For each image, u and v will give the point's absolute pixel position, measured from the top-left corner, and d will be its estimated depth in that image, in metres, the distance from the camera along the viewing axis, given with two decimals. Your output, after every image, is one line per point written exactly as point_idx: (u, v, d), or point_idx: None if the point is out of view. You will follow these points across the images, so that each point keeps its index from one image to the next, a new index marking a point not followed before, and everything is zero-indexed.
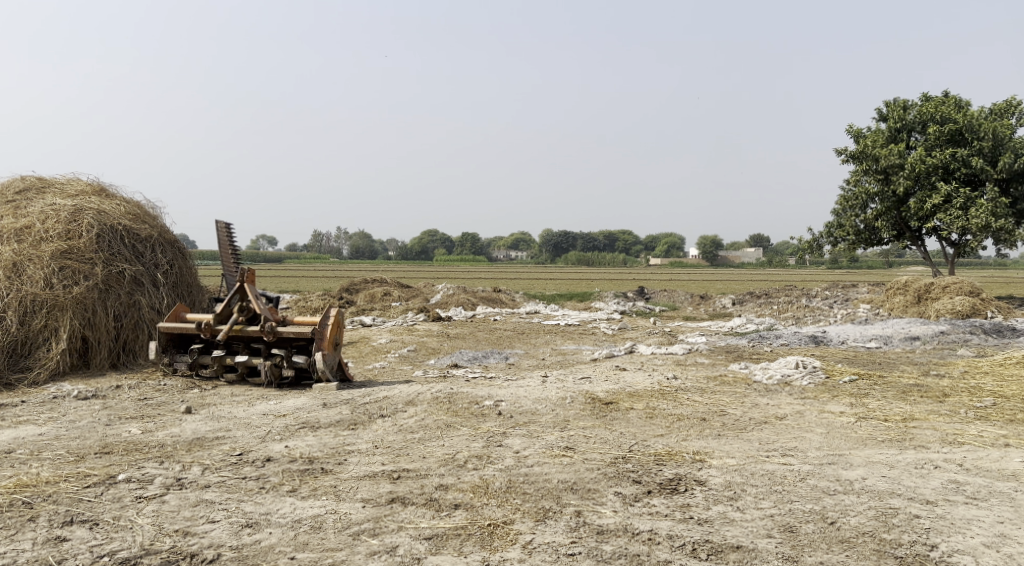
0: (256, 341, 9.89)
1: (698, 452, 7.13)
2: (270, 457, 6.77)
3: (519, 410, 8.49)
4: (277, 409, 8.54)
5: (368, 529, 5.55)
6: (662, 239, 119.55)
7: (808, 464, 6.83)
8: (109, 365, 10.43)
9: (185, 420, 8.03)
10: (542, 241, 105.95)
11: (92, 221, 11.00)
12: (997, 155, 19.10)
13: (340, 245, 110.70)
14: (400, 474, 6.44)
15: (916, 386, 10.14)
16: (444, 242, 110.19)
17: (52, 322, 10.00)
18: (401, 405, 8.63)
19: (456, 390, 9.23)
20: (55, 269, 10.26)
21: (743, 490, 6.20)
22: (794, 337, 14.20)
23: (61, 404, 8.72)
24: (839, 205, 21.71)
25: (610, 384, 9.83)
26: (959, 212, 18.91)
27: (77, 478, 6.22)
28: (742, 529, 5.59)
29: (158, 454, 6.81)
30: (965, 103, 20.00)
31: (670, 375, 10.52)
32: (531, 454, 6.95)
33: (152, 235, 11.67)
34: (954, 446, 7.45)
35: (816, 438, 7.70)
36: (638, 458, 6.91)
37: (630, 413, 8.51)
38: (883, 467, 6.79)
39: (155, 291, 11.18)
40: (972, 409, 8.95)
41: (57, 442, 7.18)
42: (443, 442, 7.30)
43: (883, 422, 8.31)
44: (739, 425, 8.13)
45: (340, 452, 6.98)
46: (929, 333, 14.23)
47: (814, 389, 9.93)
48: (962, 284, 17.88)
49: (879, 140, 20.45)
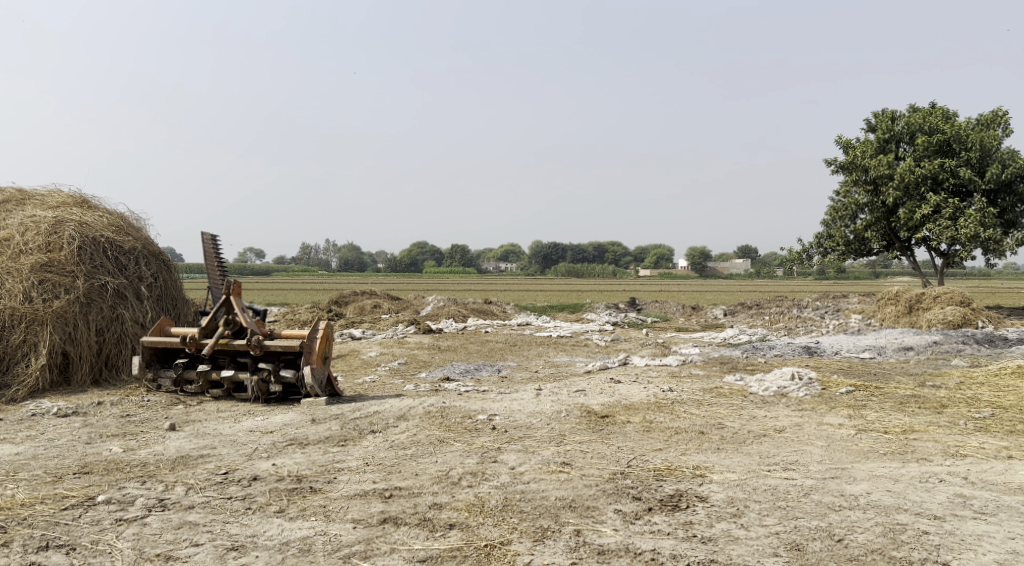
0: (243, 356, 9.66)
1: (698, 466, 6.94)
2: (257, 476, 6.54)
3: (513, 424, 8.28)
4: (264, 425, 8.31)
5: (358, 551, 5.34)
6: (650, 250, 119.82)
7: (811, 478, 6.65)
8: (91, 381, 10.19)
9: (169, 438, 7.79)
10: (532, 253, 105.87)
11: (74, 233, 10.76)
12: (985, 165, 19.06)
13: (328, 257, 110.19)
14: (392, 493, 6.23)
15: (913, 397, 9.98)
16: (434, 255, 110.24)
17: (31, 337, 9.78)
18: (392, 420, 8.42)
19: (448, 404, 9.02)
20: (35, 283, 10.03)
21: (746, 506, 6.01)
22: (787, 347, 14.07)
23: (40, 422, 8.47)
24: (829, 215, 21.60)
25: (605, 397, 9.64)
26: (948, 221, 18.82)
27: (54, 501, 5.98)
28: (748, 548, 5.41)
29: (139, 474, 6.57)
30: (952, 114, 19.97)
31: (666, 388, 10.32)
32: (527, 470, 6.74)
33: (136, 247, 11.41)
34: (957, 458, 7.29)
35: (816, 451, 7.52)
36: (637, 473, 6.71)
37: (627, 426, 8.33)
38: (887, 481, 6.62)
39: (138, 304, 10.93)
40: (972, 420, 8.79)
41: (35, 462, 6.95)
42: (436, 458, 7.09)
43: (883, 434, 8.14)
44: (737, 438, 7.94)
45: (329, 470, 6.75)
46: (923, 343, 14.08)
47: (811, 401, 9.76)
48: (953, 294, 17.73)
49: (868, 151, 20.34)
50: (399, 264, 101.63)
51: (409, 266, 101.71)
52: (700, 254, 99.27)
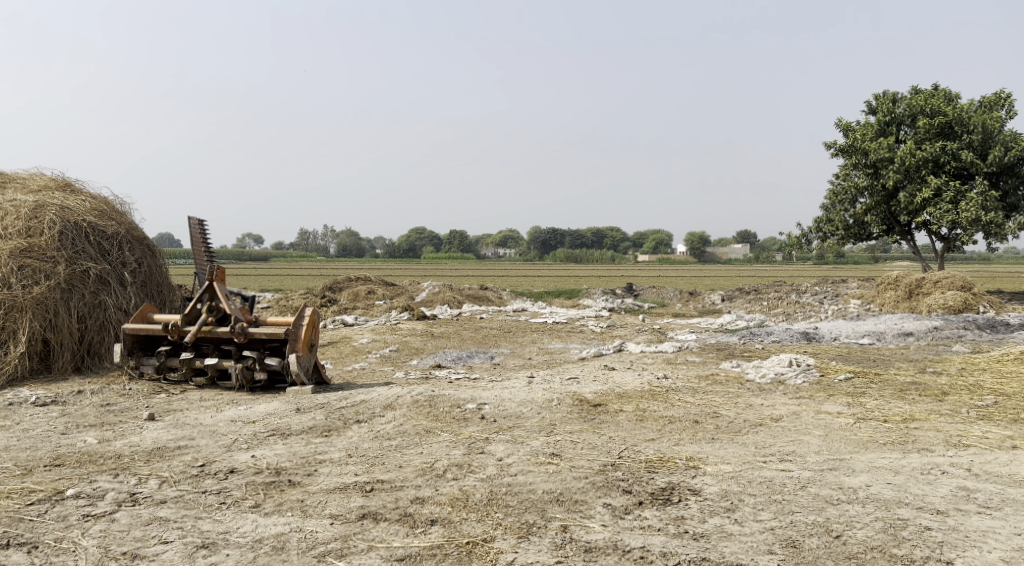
0: (227, 343, 9.42)
1: (691, 458, 6.70)
2: (234, 469, 6.31)
3: (503, 414, 8.04)
4: (247, 415, 8.07)
5: (334, 549, 5.11)
6: (649, 235, 119.61)
7: (808, 470, 6.42)
8: (72, 368, 9.96)
9: (147, 428, 7.56)
10: (531, 239, 105.68)
11: (54, 217, 10.48)
12: (987, 148, 18.73)
13: (326, 242, 109.38)
14: (374, 486, 5.99)
15: (913, 384, 9.76)
16: (432, 240, 109.99)
17: (10, 324, 9.54)
18: (379, 410, 8.18)
19: (436, 392, 8.78)
20: (14, 269, 9.77)
21: (740, 500, 5.79)
22: (785, 332, 13.83)
23: (17, 412, 8.23)
24: (828, 199, 21.32)
25: (598, 385, 9.41)
26: (949, 205, 18.55)
27: (21, 495, 5.76)
28: (742, 545, 5.18)
29: (112, 466, 6.34)
30: (955, 96, 19.66)
31: (661, 375, 10.10)
32: (514, 462, 6.51)
33: (120, 232, 11.15)
34: (960, 449, 7.06)
35: (815, 441, 7.29)
36: (628, 465, 6.49)
37: (620, 415, 8.10)
38: (887, 472, 6.39)
39: (122, 291, 10.68)
40: (974, 409, 8.55)
41: (6, 454, 6.72)
42: (421, 449, 6.85)
43: (883, 423, 7.92)
44: (733, 427, 7.71)
45: (310, 462, 6.52)
46: (923, 328, 13.85)
47: (809, 388, 9.53)
48: (954, 279, 17.49)
49: (869, 134, 20.01)
50: (396, 249, 101.41)
51: (407, 252, 101.82)
52: (699, 238, 99.00)
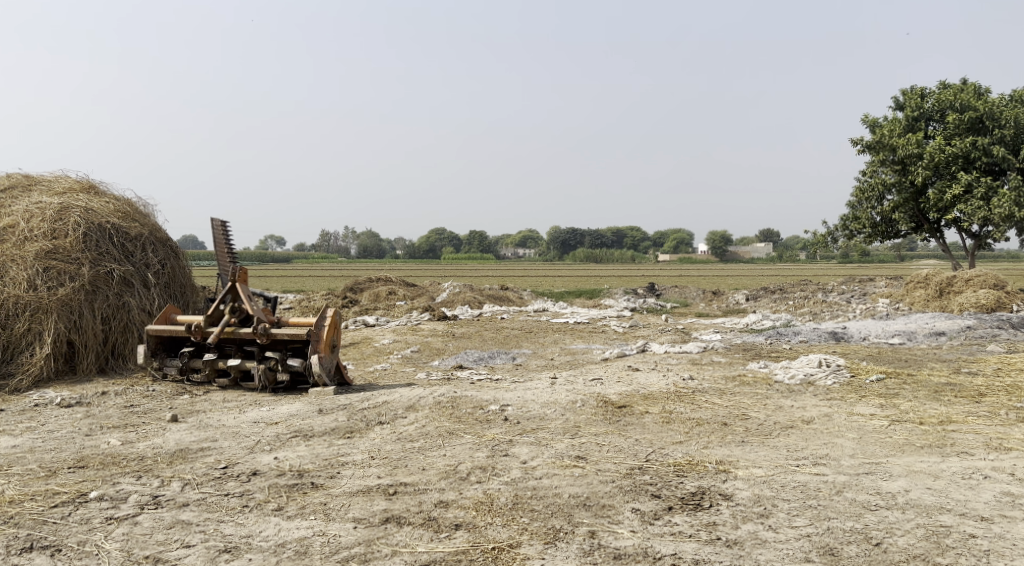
0: (250, 344, 9.37)
1: (721, 461, 6.55)
2: (257, 471, 6.23)
3: (526, 416, 7.91)
4: (269, 416, 7.99)
5: (358, 554, 5.02)
6: (671, 235, 119.02)
7: (843, 474, 6.25)
8: (97, 369, 9.94)
9: (170, 430, 7.50)
10: (551, 238, 105.39)
11: (79, 219, 10.49)
12: (1019, 143, 18.36)
13: (347, 243, 109.63)
14: (397, 490, 5.89)
15: (948, 385, 9.54)
16: (452, 240, 109.92)
17: (36, 326, 9.54)
18: (402, 411, 8.08)
19: (459, 393, 8.66)
20: (40, 270, 9.77)
21: (774, 505, 5.63)
22: (813, 332, 13.59)
23: (41, 413, 8.21)
24: (855, 196, 21.01)
25: (623, 386, 9.26)
26: (980, 202, 18.19)
27: (45, 497, 5.71)
28: (778, 553, 5.03)
29: (135, 469, 6.28)
30: (985, 90, 19.32)
31: (687, 376, 9.92)
32: (539, 465, 6.39)
33: (143, 233, 11.13)
34: (1001, 452, 6.86)
35: (848, 444, 7.10)
36: (656, 469, 6.34)
37: (645, 417, 7.96)
38: (926, 477, 6.20)
39: (146, 292, 10.65)
40: (1013, 411, 8.32)
41: (30, 456, 6.68)
42: (444, 452, 6.74)
43: (919, 425, 7.72)
44: (763, 430, 7.55)
45: (333, 464, 6.43)
46: (955, 328, 13.58)
47: (840, 389, 9.33)
48: (986, 278, 17.16)
49: (896, 130, 19.70)
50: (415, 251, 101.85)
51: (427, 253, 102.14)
52: (722, 238, 98.53)
